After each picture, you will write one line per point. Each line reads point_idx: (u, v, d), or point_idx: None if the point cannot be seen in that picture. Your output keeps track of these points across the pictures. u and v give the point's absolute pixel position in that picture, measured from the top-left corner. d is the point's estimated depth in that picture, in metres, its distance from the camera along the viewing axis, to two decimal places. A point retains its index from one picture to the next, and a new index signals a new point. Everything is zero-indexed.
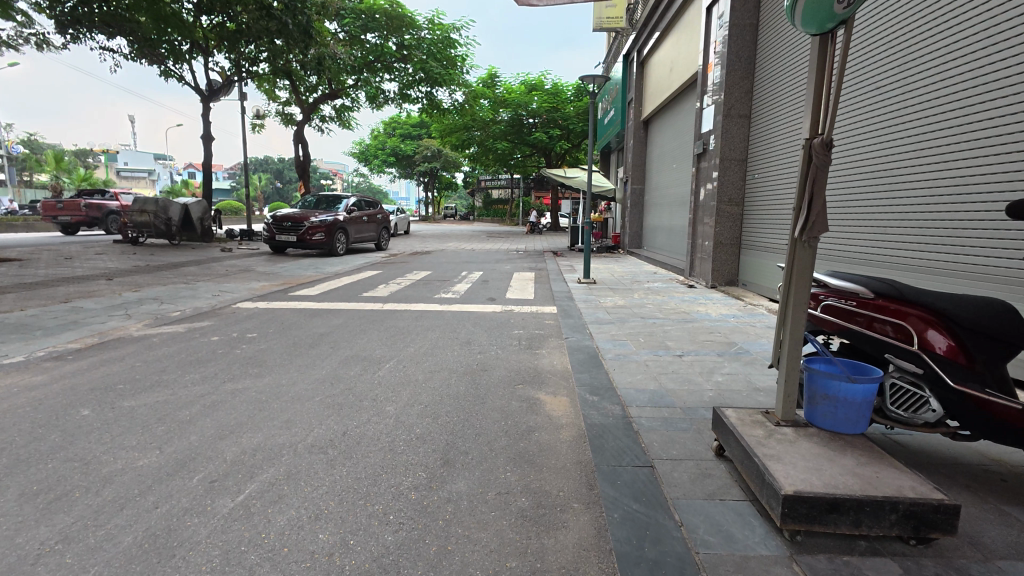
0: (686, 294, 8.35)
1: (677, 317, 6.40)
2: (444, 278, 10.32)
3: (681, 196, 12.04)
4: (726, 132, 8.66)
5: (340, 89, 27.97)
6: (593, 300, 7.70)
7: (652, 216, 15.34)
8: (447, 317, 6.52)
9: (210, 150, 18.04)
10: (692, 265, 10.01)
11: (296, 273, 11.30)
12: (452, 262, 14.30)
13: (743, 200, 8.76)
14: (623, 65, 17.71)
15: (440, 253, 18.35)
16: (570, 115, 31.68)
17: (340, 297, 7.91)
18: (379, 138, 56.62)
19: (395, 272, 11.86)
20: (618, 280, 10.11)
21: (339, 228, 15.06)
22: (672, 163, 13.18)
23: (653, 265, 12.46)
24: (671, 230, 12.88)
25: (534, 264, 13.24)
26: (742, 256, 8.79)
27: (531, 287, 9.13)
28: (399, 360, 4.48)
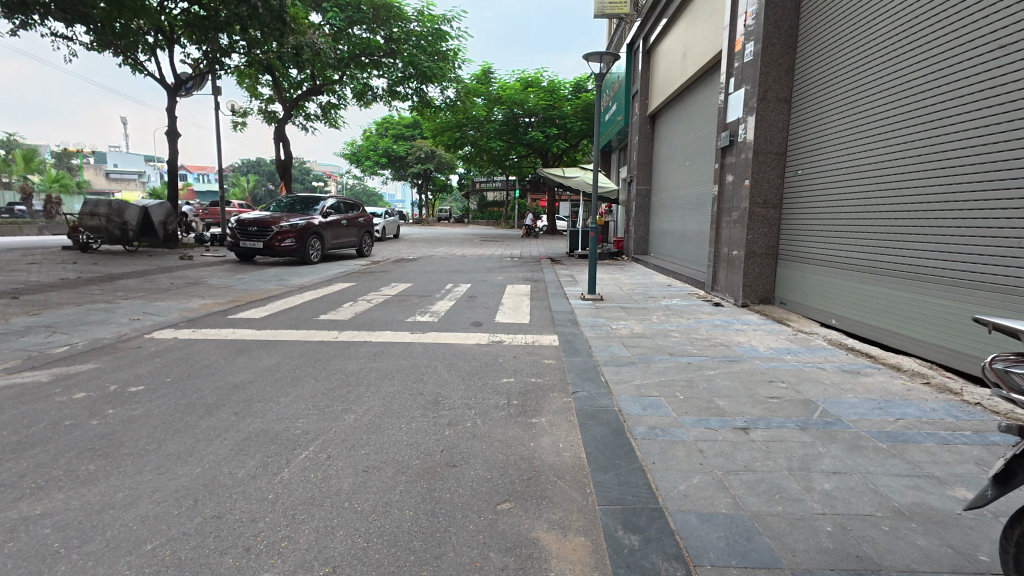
0: (716, 314, 6.86)
1: (717, 353, 4.90)
2: (425, 293, 8.84)
3: (698, 198, 10.60)
4: (761, 119, 7.19)
5: (326, 85, 26.65)
6: (602, 325, 6.17)
7: (661, 220, 13.89)
8: (417, 352, 5.02)
9: (175, 147, 16.44)
10: (715, 278, 8.54)
11: (255, 286, 9.79)
12: (437, 271, 12.83)
13: (780, 202, 7.34)
14: (626, 56, 16.31)
15: (428, 259, 16.85)
16: (568, 114, 30.44)
17: (289, 321, 6.39)
18: (371, 139, 55.16)
19: (370, 284, 10.36)
20: (628, 295, 8.62)
21: (313, 233, 13.53)
22: (685, 161, 11.80)
23: (665, 276, 10.94)
24: (685, 235, 11.43)
25: (529, 274, 11.72)
26: (781, 268, 7.35)
27: (526, 305, 7.66)
28: (324, 439, 2.98)
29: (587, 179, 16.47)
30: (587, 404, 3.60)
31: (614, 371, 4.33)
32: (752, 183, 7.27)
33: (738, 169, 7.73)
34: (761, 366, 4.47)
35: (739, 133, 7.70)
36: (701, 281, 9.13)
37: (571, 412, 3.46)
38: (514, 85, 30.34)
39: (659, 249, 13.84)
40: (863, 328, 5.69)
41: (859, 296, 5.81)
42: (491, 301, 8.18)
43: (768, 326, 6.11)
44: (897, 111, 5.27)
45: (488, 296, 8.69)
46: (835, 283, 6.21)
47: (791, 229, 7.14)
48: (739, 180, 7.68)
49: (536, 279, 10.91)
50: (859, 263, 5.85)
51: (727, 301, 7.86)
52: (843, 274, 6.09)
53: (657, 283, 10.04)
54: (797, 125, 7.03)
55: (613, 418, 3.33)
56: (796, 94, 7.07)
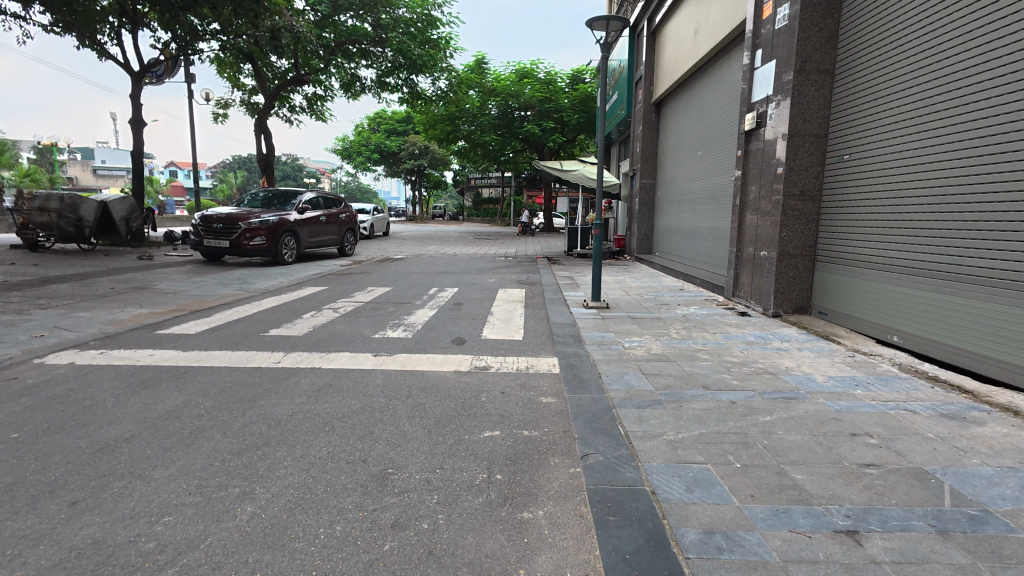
0: (747, 327, 5.75)
1: (765, 386, 3.77)
2: (405, 300, 7.73)
3: (714, 191, 9.50)
4: (799, 94, 6.02)
5: (312, 75, 25.41)
6: (611, 344, 5.04)
7: (668, 215, 12.80)
8: (377, 384, 3.88)
9: (141, 137, 15.18)
10: (738, 282, 7.41)
11: (211, 290, 8.61)
12: (423, 272, 11.67)
13: (818, 192, 6.21)
14: (629, 40, 15.22)
15: (415, 258, 15.70)
16: (565, 107, 29.38)
17: (230, 338, 5.23)
18: (362, 134, 53.82)
19: (345, 287, 9.22)
20: (637, 302, 7.51)
21: (287, 230, 12.33)
22: (697, 150, 10.71)
23: (674, 279, 9.83)
24: (697, 233, 10.32)
25: (524, 276, 10.57)
26: (819, 271, 6.22)
27: (520, 315, 6.55)
28: (184, 565, 1.83)
29: (587, 173, 15.34)
30: (605, 480, 2.47)
31: (636, 417, 3.21)
32: (787, 170, 6.14)
33: (768, 156, 6.60)
34: (829, 408, 3.36)
35: (769, 114, 6.60)
36: (720, 284, 8.00)
37: (582, 496, 2.33)
38: (508, 76, 29.19)
39: (665, 248, 12.78)
40: (936, 347, 4.57)
41: (928, 307, 4.69)
42: (479, 309, 7.05)
43: (814, 343, 5.00)
44: (983, 72, 4.15)
45: (476, 302, 7.58)
46: (894, 290, 5.10)
47: (833, 225, 6.00)
48: (769, 168, 6.55)
49: (533, 282, 9.77)
50: (927, 266, 4.72)
51: (754, 310, 6.73)
52: (905, 280, 4.97)
53: (667, 286, 8.94)
54: (841, 101, 5.90)
55: (646, 510, 2.20)
56: (840, 64, 5.92)
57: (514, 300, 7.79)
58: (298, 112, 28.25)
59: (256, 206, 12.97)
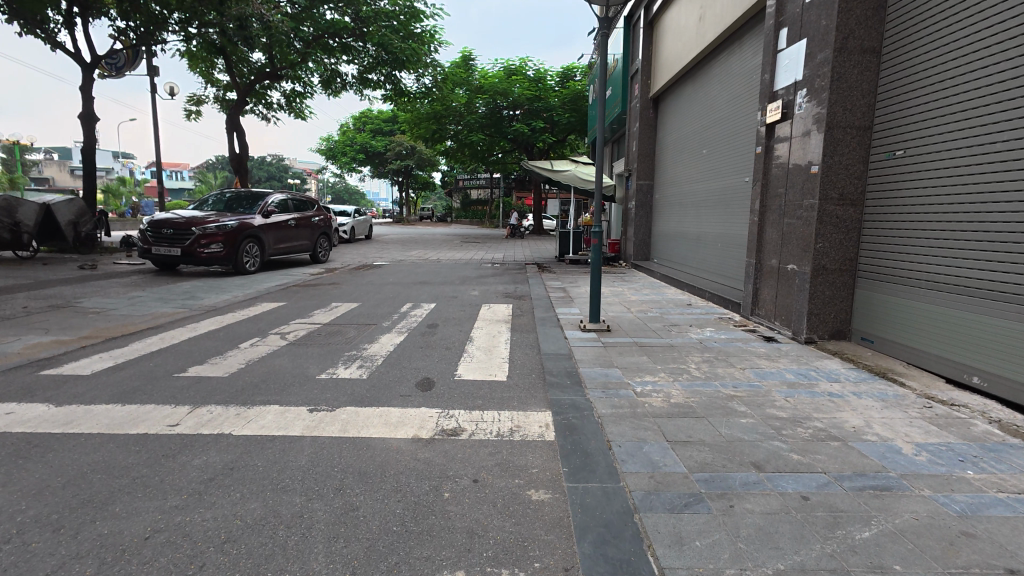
0: (783, 361, 4.72)
1: (838, 464, 2.74)
2: (371, 320, 6.61)
3: (724, 194, 8.50)
4: (839, 78, 4.99)
5: (289, 71, 24.12)
6: (618, 389, 3.97)
7: (668, 219, 11.83)
8: (300, 463, 2.77)
9: (91, 133, 13.81)
10: (759, 299, 6.38)
11: (147, 308, 7.39)
12: (400, 283, 10.55)
13: (861, 196, 5.18)
14: (624, 31, 14.21)
15: (394, 265, 14.56)
16: (554, 105, 28.49)
17: (130, 382, 4.07)
18: (346, 133, 52.41)
19: (306, 303, 8.07)
20: (641, 322, 6.47)
21: (248, 235, 11.07)
22: (702, 147, 9.70)
23: (679, 292, 8.82)
24: (703, 239, 9.33)
25: (511, 288, 9.50)
26: (861, 289, 5.21)
27: (504, 342, 5.47)
28: None
29: (579, 174, 14.30)
30: None
31: (671, 535, 2.14)
32: (825, 169, 5.10)
33: (798, 152, 5.57)
34: (945, 508, 2.33)
35: (798, 104, 5.58)
36: (735, 300, 6.98)
37: None
38: (496, 74, 28.17)
39: (665, 254, 11.83)
40: None
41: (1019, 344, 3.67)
42: (457, 333, 5.96)
43: (874, 386, 3.98)
44: None
45: (455, 323, 6.48)
46: (968, 319, 4.08)
47: (881, 235, 4.99)
48: (799, 167, 5.53)
49: (522, 295, 8.71)
50: (1016, 292, 3.71)
51: (782, 334, 5.71)
52: (983, 307, 3.96)
53: (673, 302, 7.92)
54: (891, 85, 4.88)
55: None
56: (890, 41, 4.89)
57: (499, 319, 6.70)
58: (275, 110, 26.87)
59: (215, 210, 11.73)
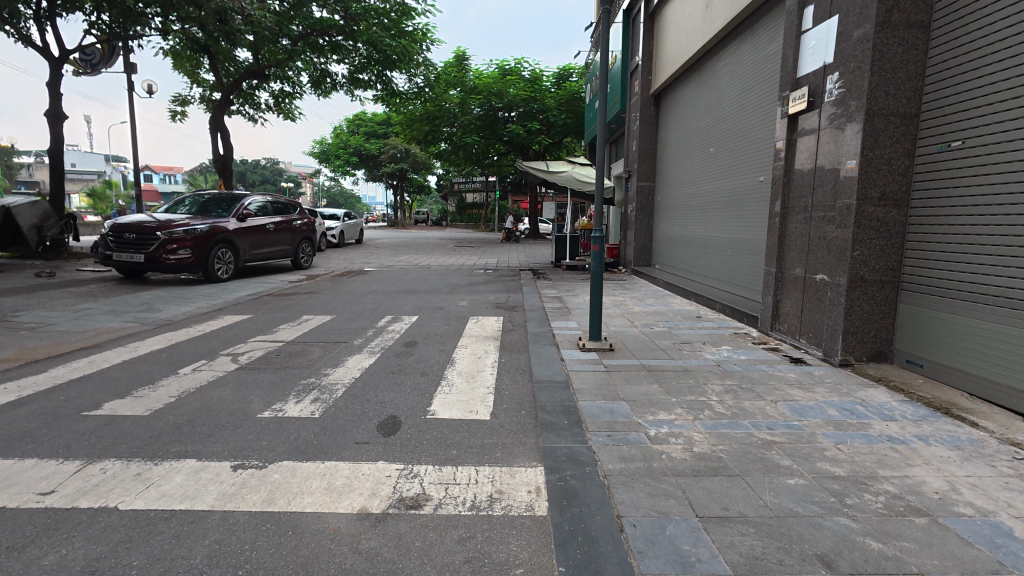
0: (821, 392, 3.97)
1: (936, 559, 1.99)
2: (343, 337, 5.82)
3: (736, 195, 7.79)
4: (881, 57, 4.28)
5: (277, 70, 23.38)
6: (627, 432, 3.21)
7: (671, 222, 11.13)
8: (194, 561, 2.00)
9: (59, 131, 12.99)
10: (781, 312, 5.65)
11: (93, 322, 6.58)
12: (383, 291, 9.78)
13: (905, 195, 4.46)
14: (623, 26, 13.53)
15: (381, 271, 13.80)
16: (550, 106, 27.85)
17: (22, 426, 3.27)
18: (340, 136, 51.66)
19: (275, 316, 7.28)
20: (648, 339, 5.71)
21: (221, 240, 10.27)
22: (709, 145, 9.00)
23: (686, 302, 8.08)
24: (712, 244, 8.62)
25: (503, 298, 8.74)
26: (905, 304, 4.49)
27: (490, 365, 4.72)
28: None
29: (577, 174, 13.65)
30: None
31: None
32: (864, 165, 4.38)
33: (828, 145, 4.85)
34: None
35: (828, 90, 4.87)
36: (752, 313, 6.25)
37: None
38: (491, 75, 27.56)
39: (668, 260, 11.14)
40: None
41: None
42: (437, 352, 5.19)
43: (942, 429, 3.23)
44: None
45: (436, 340, 5.71)
46: None
47: (930, 241, 4.26)
48: (830, 162, 4.81)
49: (515, 306, 7.94)
50: None
51: (811, 354, 4.98)
52: None
53: (681, 314, 7.18)
54: (942, 65, 4.17)
55: None
56: (943, 14, 4.18)
57: (488, 336, 5.94)
58: (263, 111, 26.08)
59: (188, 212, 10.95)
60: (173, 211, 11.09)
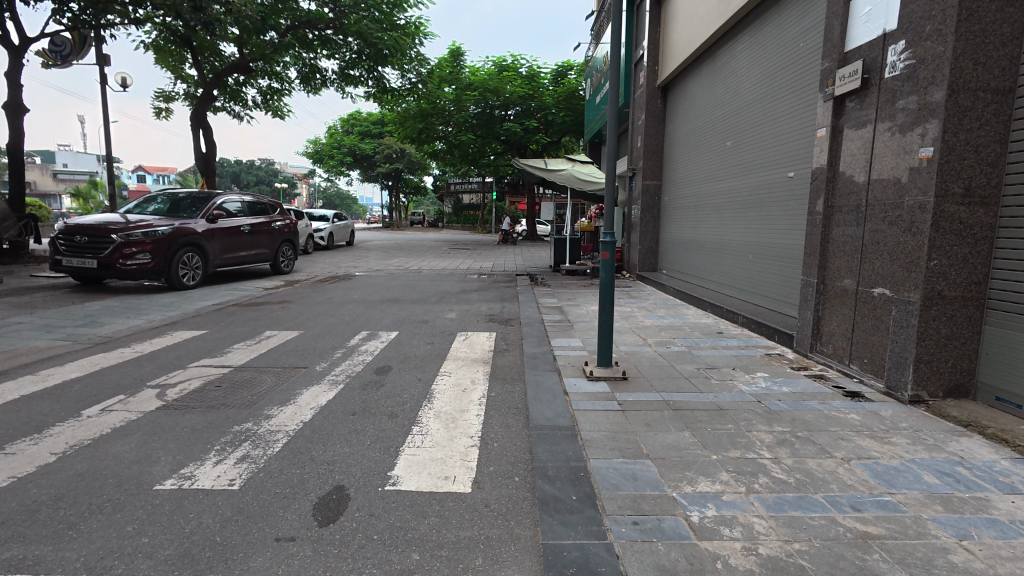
0: (901, 442, 3.07)
1: None
2: (304, 360, 4.91)
3: (762, 193, 6.94)
4: (969, 16, 3.40)
5: (264, 65, 22.46)
6: (659, 517, 2.31)
7: (680, 224, 10.28)
8: None
9: (18, 125, 12.03)
10: (824, 331, 4.76)
11: (17, 340, 5.64)
12: (365, 299, 8.85)
13: (994, 190, 3.58)
14: (625, 14, 12.68)
15: (368, 276, 12.88)
16: (548, 104, 26.98)
17: None
18: (334, 136, 50.74)
19: (235, 331, 6.35)
20: (667, 363, 4.81)
21: (186, 244, 9.34)
22: (727, 138, 8.13)
23: (702, 315, 7.19)
24: (731, 249, 7.75)
25: (497, 308, 7.84)
26: (992, 326, 3.61)
27: (477, 401, 3.81)
28: None
29: (576, 172, 12.83)
30: None
31: None
32: (946, 152, 3.51)
33: (890, 131, 3.98)
34: None
35: (889, 65, 3.99)
36: (785, 330, 5.37)
37: None
38: (487, 71, 26.72)
39: (678, 264, 10.30)
40: None
41: None
42: (412, 383, 4.26)
43: None
44: None
45: (415, 365, 4.79)
46: None
47: None
48: (893, 152, 3.94)
49: (510, 319, 7.03)
50: None
51: (869, 385, 4.09)
52: None
53: (700, 330, 6.27)
54: None
55: None
56: None
57: (477, 358, 5.03)
58: (251, 108, 25.13)
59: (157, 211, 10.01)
60: (141, 209, 10.15)
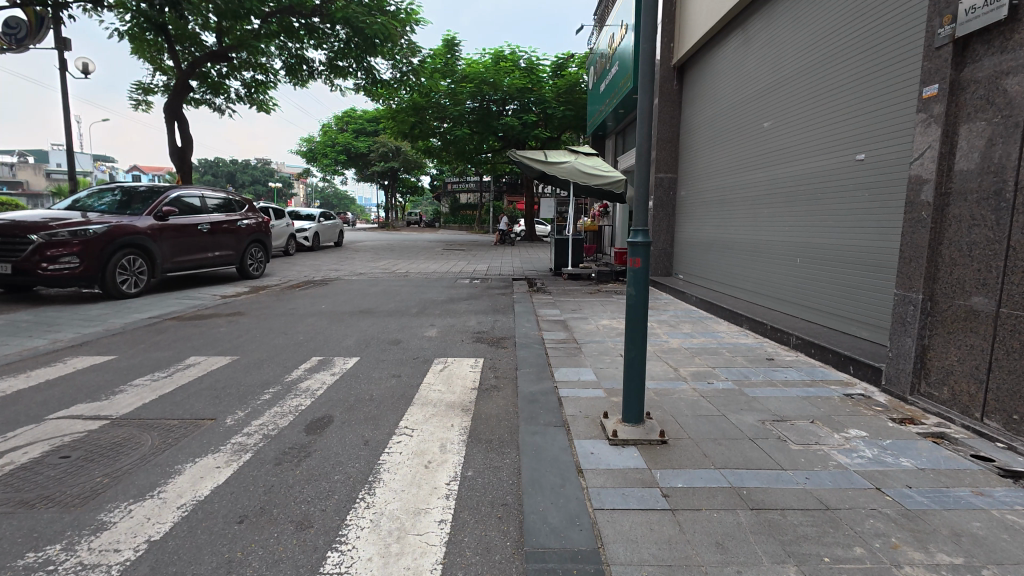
0: None
1: None
2: (215, 407, 3.54)
3: (816, 183, 5.65)
4: None
5: (247, 56, 21.06)
6: None
7: (701, 221, 9.03)
8: None
9: None
10: (935, 368, 3.46)
11: None
12: (332, 310, 7.50)
13: None
14: None
15: (347, 281, 11.56)
16: (548, 98, 25.72)
17: None
18: (328, 134, 49.36)
19: (153, 356, 4.99)
20: (718, 412, 3.46)
21: (126, 245, 8.00)
22: (764, 119, 6.83)
23: (739, 333, 5.86)
24: (772, 251, 6.47)
25: (488, 323, 6.52)
26: None
27: (445, 489, 2.46)
28: None
29: (581, 164, 11.47)
30: None
31: None
32: None
33: None
34: None
35: None
36: (868, 361, 4.07)
37: None
38: (483, 63, 25.41)
39: (698, 268, 9.06)
40: None
41: None
42: (354, 450, 2.91)
43: None
44: None
45: (366, 415, 3.43)
46: None
47: None
48: None
49: (503, 339, 5.68)
50: None
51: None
52: None
53: (744, 356, 4.91)
54: None
55: None
56: None
57: (455, 403, 3.68)
58: (234, 102, 23.70)
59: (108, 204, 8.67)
60: (90, 201, 8.79)
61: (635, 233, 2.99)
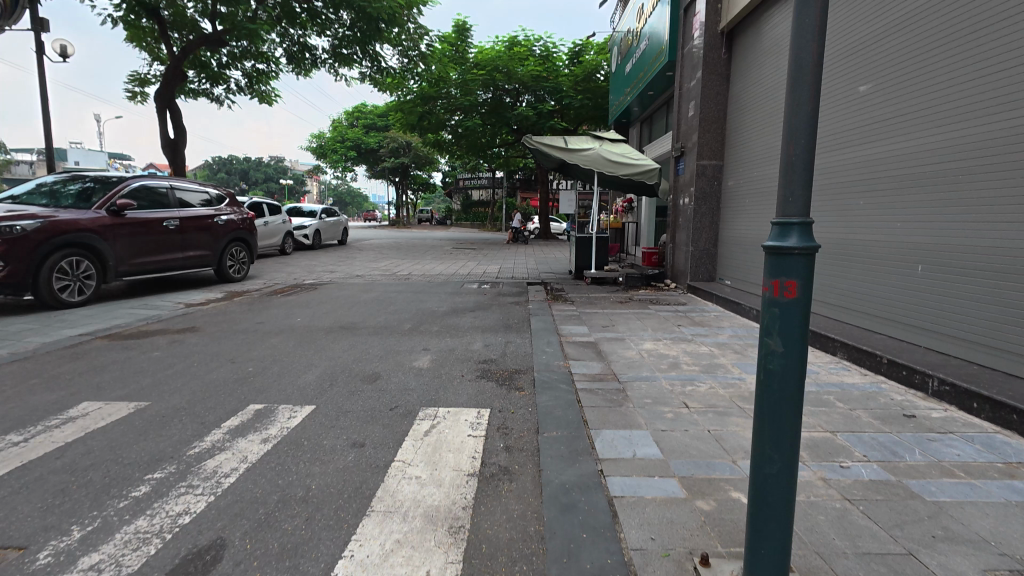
0: None
1: None
2: (43, 519, 2.14)
3: (949, 164, 4.11)
4: None
5: (247, 44, 19.84)
6: None
7: (761, 217, 7.43)
8: None
9: None
10: None
11: None
12: (307, 325, 6.11)
13: None
14: None
15: (340, 285, 10.20)
16: (564, 87, 24.19)
17: None
18: (338, 129, 48.35)
19: (36, 397, 3.63)
20: (900, 550, 1.96)
21: (66, 245, 6.71)
22: (858, 83, 5.25)
23: (836, 368, 4.32)
24: (873, 253, 4.94)
25: (497, 347, 5.06)
26: None
27: None
28: None
29: (607, 151, 9.96)
30: None
31: None
32: None
33: None
34: None
35: None
36: None
37: None
38: (496, 50, 23.97)
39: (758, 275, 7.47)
40: None
41: None
42: None
43: None
44: None
45: (284, 545, 1.99)
46: None
47: None
48: None
49: (516, 374, 4.21)
50: None
51: None
52: None
53: (868, 412, 3.38)
54: None
55: None
56: None
57: (440, 511, 2.23)
58: (235, 93, 22.54)
59: (61, 196, 7.43)
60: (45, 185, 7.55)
61: (783, 230, 1.50)
